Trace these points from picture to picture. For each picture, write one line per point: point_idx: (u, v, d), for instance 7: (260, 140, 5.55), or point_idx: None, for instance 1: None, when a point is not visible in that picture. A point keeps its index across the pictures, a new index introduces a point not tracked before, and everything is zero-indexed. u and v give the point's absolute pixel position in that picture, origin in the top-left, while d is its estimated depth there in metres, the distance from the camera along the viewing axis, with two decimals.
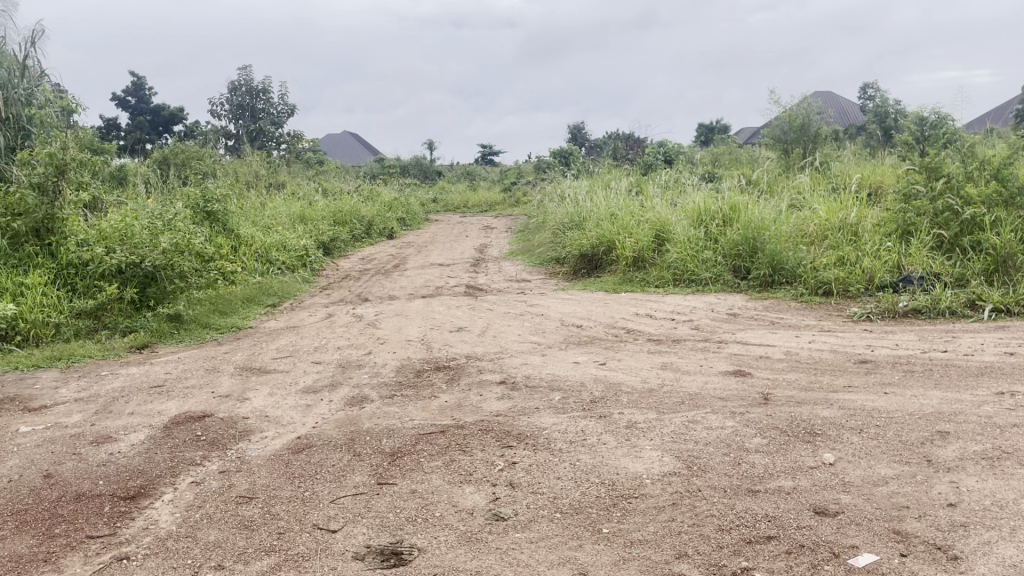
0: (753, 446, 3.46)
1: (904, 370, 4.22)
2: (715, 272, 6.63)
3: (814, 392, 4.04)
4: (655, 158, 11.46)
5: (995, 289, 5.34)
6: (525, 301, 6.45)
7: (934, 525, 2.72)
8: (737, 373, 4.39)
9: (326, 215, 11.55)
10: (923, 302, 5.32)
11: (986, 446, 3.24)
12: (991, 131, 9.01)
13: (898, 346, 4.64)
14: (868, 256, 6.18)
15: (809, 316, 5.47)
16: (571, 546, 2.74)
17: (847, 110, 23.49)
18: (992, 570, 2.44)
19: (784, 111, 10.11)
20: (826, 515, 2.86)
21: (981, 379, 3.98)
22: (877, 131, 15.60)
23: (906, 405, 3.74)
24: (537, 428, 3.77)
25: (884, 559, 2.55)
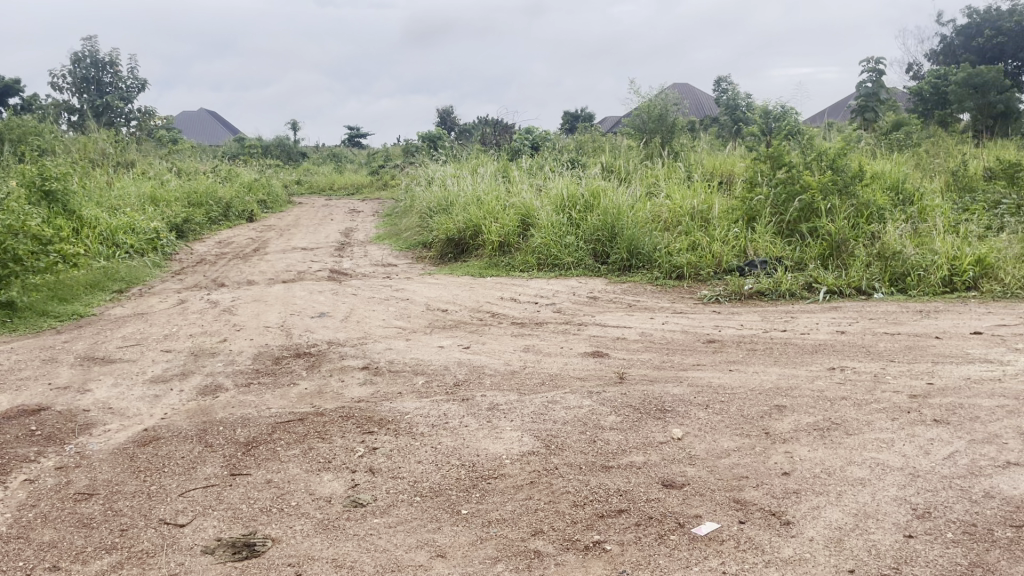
0: (607, 423, 3.58)
1: (748, 349, 4.48)
2: (577, 257, 6.79)
3: (666, 370, 4.23)
4: (523, 144, 11.58)
5: (830, 272, 5.73)
6: (390, 286, 6.39)
7: (770, 493, 2.91)
8: (595, 354, 4.52)
9: (181, 197, 11.00)
10: (766, 284, 5.64)
11: (817, 418, 3.49)
12: (831, 126, 9.63)
13: (743, 326, 4.91)
14: (718, 240, 6.48)
15: (664, 299, 5.70)
16: (429, 529, 2.75)
17: (702, 102, 24.61)
18: (821, 532, 2.63)
19: (643, 101, 10.45)
20: (673, 487, 3.00)
21: (816, 355, 4.28)
22: (729, 122, 16.44)
23: (749, 381, 3.98)
24: (399, 413, 3.75)
25: (724, 526, 2.70)
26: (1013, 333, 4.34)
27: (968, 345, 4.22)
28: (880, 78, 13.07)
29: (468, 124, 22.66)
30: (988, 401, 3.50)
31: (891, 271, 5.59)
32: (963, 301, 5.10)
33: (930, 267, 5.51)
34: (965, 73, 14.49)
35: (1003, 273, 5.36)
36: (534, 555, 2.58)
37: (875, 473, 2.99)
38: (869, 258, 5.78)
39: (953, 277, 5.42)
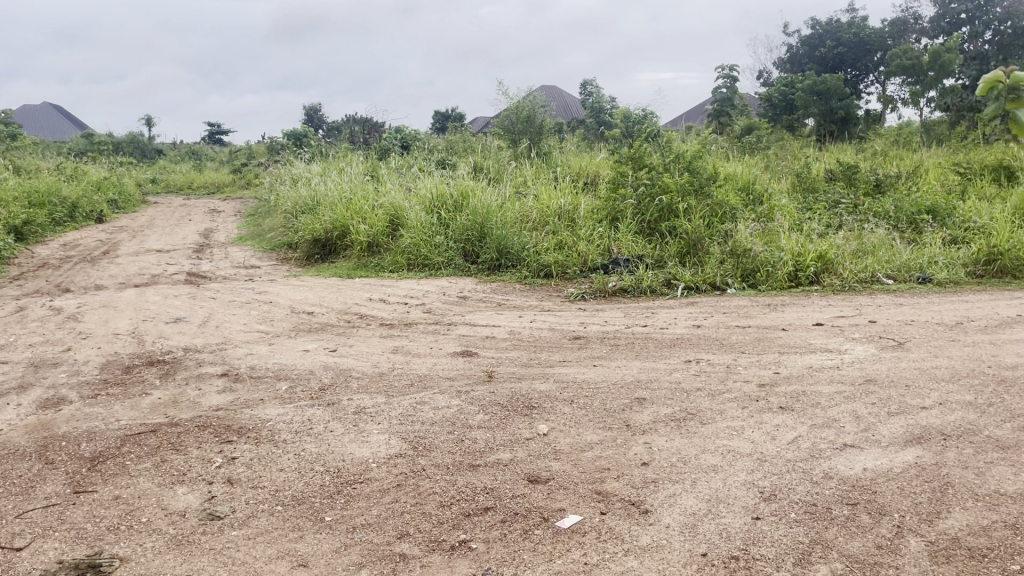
0: (475, 422, 3.59)
1: (611, 344, 4.61)
2: (447, 257, 6.79)
3: (533, 367, 4.30)
4: (392, 143, 11.46)
5: (687, 269, 5.98)
6: (253, 289, 6.17)
7: (630, 483, 3.01)
8: (464, 354, 4.53)
9: (18, 196, 10.20)
10: (628, 282, 5.83)
11: (674, 409, 3.63)
12: (689, 130, 10.05)
13: (607, 323, 5.05)
14: (584, 240, 6.64)
15: (532, 297, 5.78)
16: (291, 539, 2.68)
17: (569, 105, 25.17)
18: (676, 519, 2.74)
19: (512, 102, 10.56)
20: (538, 482, 3.05)
21: (674, 349, 4.46)
22: (594, 124, 16.88)
23: (611, 375, 4.10)
24: (260, 421, 3.63)
25: (586, 518, 2.77)
26: (850, 324, 4.68)
27: (811, 336, 4.51)
28: (734, 84, 13.77)
29: (336, 122, 22.21)
30: (828, 387, 3.75)
31: (743, 267, 5.90)
32: (807, 295, 5.44)
33: (777, 263, 5.85)
34: (810, 81, 15.48)
35: (841, 268, 5.77)
36: (399, 558, 2.55)
37: (727, 460, 3.14)
38: (723, 255, 6.07)
39: (797, 272, 5.78)
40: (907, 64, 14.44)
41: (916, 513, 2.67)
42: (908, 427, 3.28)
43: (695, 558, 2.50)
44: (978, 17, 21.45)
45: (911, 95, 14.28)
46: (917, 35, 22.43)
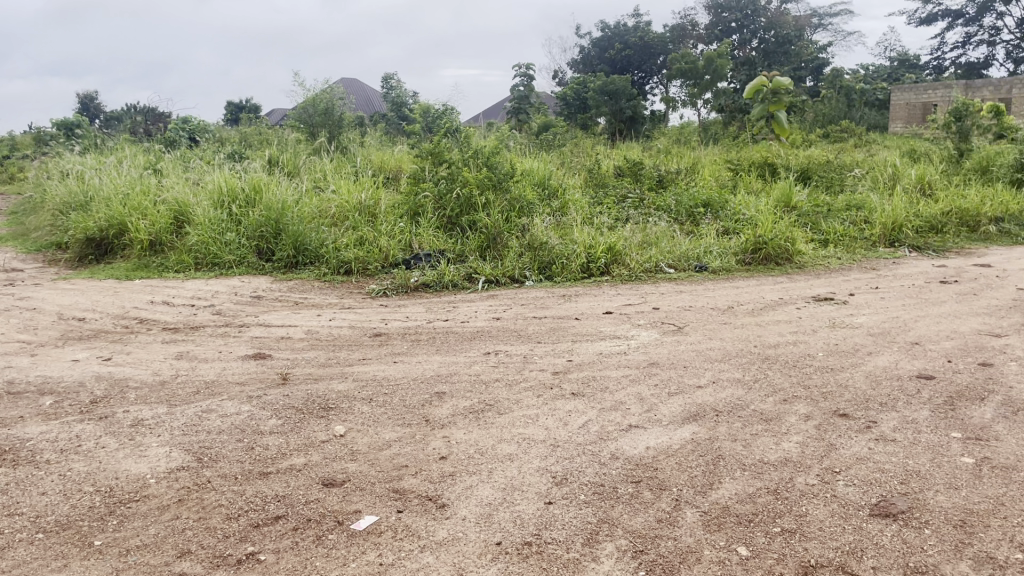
0: (267, 428, 3.43)
1: (411, 340, 4.58)
2: (239, 255, 6.45)
3: (330, 367, 4.17)
4: (178, 135, 10.73)
5: (487, 263, 6.06)
6: (12, 294, 5.54)
7: (427, 479, 2.99)
8: (256, 357, 4.32)
9: None
10: (429, 276, 5.81)
11: (473, 401, 3.66)
12: (489, 126, 10.22)
13: (408, 318, 5.02)
14: (384, 235, 6.56)
15: (331, 295, 5.62)
16: (53, 569, 2.42)
17: (371, 99, 24.90)
18: (472, 510, 2.76)
19: (308, 94, 10.22)
20: (334, 485, 2.96)
21: (474, 342, 4.51)
22: (395, 118, 16.76)
23: (411, 371, 4.06)
24: (19, 441, 3.25)
25: (382, 518, 2.72)
26: (637, 311, 4.95)
27: (602, 324, 4.72)
28: (530, 82, 14.17)
29: (116, 112, 20.54)
30: (616, 372, 3.94)
31: (540, 259, 6.06)
32: (599, 285, 5.69)
33: (571, 255, 6.07)
34: (600, 82, 16.24)
35: (629, 259, 6.08)
36: None
37: (522, 448, 3.21)
38: (520, 248, 6.20)
39: (590, 264, 6.03)
40: (686, 69, 15.50)
41: (692, 486, 2.86)
42: (686, 406, 3.50)
43: (490, 548, 2.53)
44: (746, 25, 23.47)
45: (691, 96, 15.37)
46: (695, 40, 24.18)
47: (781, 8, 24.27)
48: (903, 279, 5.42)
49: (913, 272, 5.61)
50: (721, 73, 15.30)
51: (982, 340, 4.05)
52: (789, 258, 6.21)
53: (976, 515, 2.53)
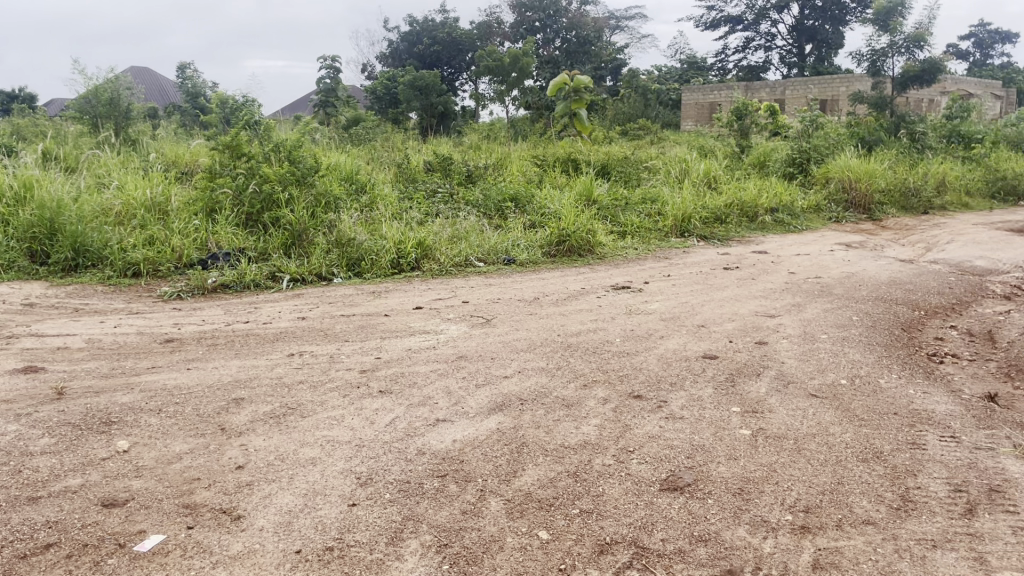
0: (37, 449, 3.10)
1: (208, 344, 4.32)
2: (7, 259, 5.81)
3: (114, 378, 3.84)
4: None
5: (291, 261, 5.84)
6: None
7: (222, 490, 2.82)
8: (27, 371, 3.90)
9: None
10: (229, 277, 5.52)
11: (274, 406, 3.50)
12: (294, 119, 9.87)
13: (204, 322, 4.73)
14: (177, 234, 6.14)
15: (118, 300, 5.19)
16: None
17: (164, 88, 23.44)
18: (270, 519, 2.63)
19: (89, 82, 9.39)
20: (115, 505, 2.72)
21: (276, 343, 4.32)
22: (191, 108, 15.83)
23: (206, 378, 3.83)
24: None
25: (170, 536, 2.53)
26: (445, 305, 4.95)
27: (410, 319, 4.68)
28: (337, 76, 13.85)
29: None
30: (424, 367, 3.91)
31: (347, 256, 5.92)
32: (408, 280, 5.65)
33: (380, 251, 5.98)
34: (409, 76, 16.17)
35: (438, 254, 6.08)
36: None
37: (325, 450, 3.10)
38: (328, 245, 6.03)
39: (399, 259, 5.97)
40: (493, 65, 15.69)
41: (496, 475, 2.88)
42: (492, 396, 3.53)
43: (289, 557, 2.42)
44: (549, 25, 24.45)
45: (499, 93, 15.66)
46: (501, 38, 24.67)
47: (580, 9, 25.31)
48: (692, 266, 5.80)
49: (701, 260, 6.02)
50: (526, 71, 15.74)
51: (759, 320, 4.40)
52: (592, 249, 6.47)
53: (752, 483, 2.73)
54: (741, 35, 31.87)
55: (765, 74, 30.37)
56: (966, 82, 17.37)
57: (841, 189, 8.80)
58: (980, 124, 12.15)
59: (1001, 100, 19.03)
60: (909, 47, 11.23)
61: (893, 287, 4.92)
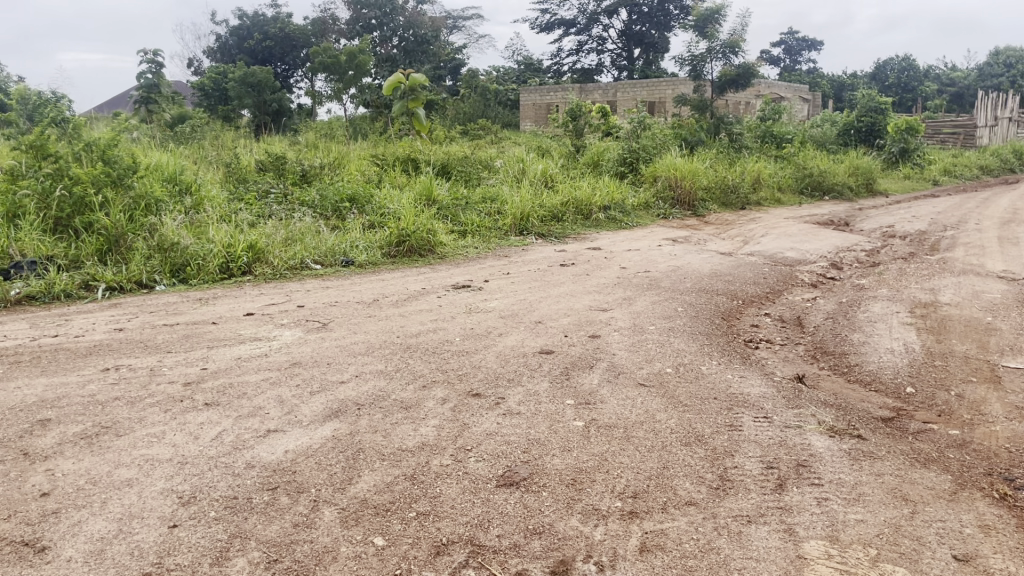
0: None
1: (10, 362, 3.93)
2: None
3: None
4: None
5: (108, 269, 5.44)
6: None
7: (24, 521, 2.57)
8: None
9: None
10: (35, 288, 5.06)
11: (86, 426, 3.24)
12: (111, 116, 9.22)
13: (5, 337, 4.31)
14: None
15: None
16: None
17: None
18: (80, 549, 2.42)
19: None
20: None
21: (90, 358, 4.00)
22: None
23: (7, 400, 3.48)
24: None
25: None
26: (279, 310, 4.77)
27: (241, 326, 4.47)
28: (160, 70, 13.08)
29: None
30: (254, 376, 3.74)
31: (172, 262, 5.59)
32: (239, 286, 5.41)
33: (208, 256, 5.69)
34: (240, 72, 15.52)
35: (271, 257, 5.86)
36: None
37: (144, 470, 2.89)
38: (149, 250, 5.66)
39: (229, 264, 5.70)
40: (328, 62, 15.34)
41: (330, 483, 2.79)
42: (327, 403, 3.43)
43: None
44: (385, 24, 24.05)
45: (336, 91, 15.33)
46: (336, 34, 24.15)
47: (417, 8, 25.26)
48: (531, 263, 5.90)
49: (538, 257, 6.14)
50: (363, 68, 15.52)
51: (593, 315, 4.54)
52: (432, 248, 6.46)
53: (585, 473, 2.80)
54: (575, 38, 32.88)
55: (598, 77, 31.50)
56: (776, 86, 18.73)
57: (668, 186, 9.20)
58: (790, 125, 13.14)
59: (807, 102, 20.70)
60: (726, 52, 12.00)
61: (715, 278, 5.22)
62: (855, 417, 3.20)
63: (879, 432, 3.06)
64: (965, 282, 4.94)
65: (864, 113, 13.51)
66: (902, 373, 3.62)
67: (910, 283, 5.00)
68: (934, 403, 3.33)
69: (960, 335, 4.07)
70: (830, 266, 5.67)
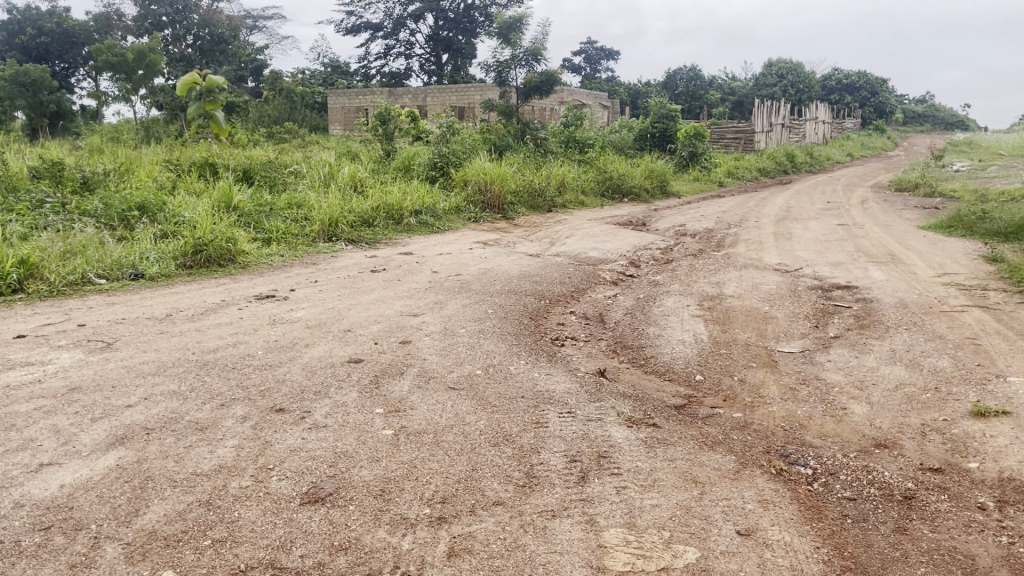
0: None
1: None
2: None
3: None
4: None
5: None
6: None
7: None
8: None
9: None
10: None
11: None
12: None
13: None
14: None
15: None
16: None
17: None
18: None
19: None
20: None
21: None
22: None
23: None
24: None
25: None
26: (56, 331, 4.34)
27: (10, 351, 4.02)
28: None
29: None
30: (26, 406, 3.36)
31: None
32: (8, 305, 4.87)
33: None
34: (10, 70, 14.05)
35: (48, 272, 5.33)
36: None
37: None
38: None
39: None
40: (114, 61, 14.10)
41: (114, 517, 2.54)
42: (111, 430, 3.15)
43: None
44: (179, 21, 23.18)
45: (124, 92, 14.25)
46: (123, 31, 22.49)
47: (213, 6, 24.31)
48: (339, 270, 5.76)
49: (347, 264, 6.02)
50: (155, 69, 14.55)
51: (403, 320, 4.49)
52: (233, 257, 6.16)
53: (393, 482, 2.74)
54: (383, 42, 32.68)
55: (408, 81, 31.47)
56: (578, 92, 19.53)
57: (477, 190, 9.33)
58: (592, 131, 13.74)
59: (607, 109, 21.77)
60: (529, 60, 12.37)
61: (524, 279, 5.34)
62: (651, 406, 3.38)
63: (672, 420, 3.25)
64: (745, 276, 5.37)
65: (657, 119, 14.25)
66: (692, 362, 3.86)
67: (700, 278, 5.36)
68: (720, 389, 3.58)
69: (742, 324, 4.41)
70: (630, 264, 5.97)
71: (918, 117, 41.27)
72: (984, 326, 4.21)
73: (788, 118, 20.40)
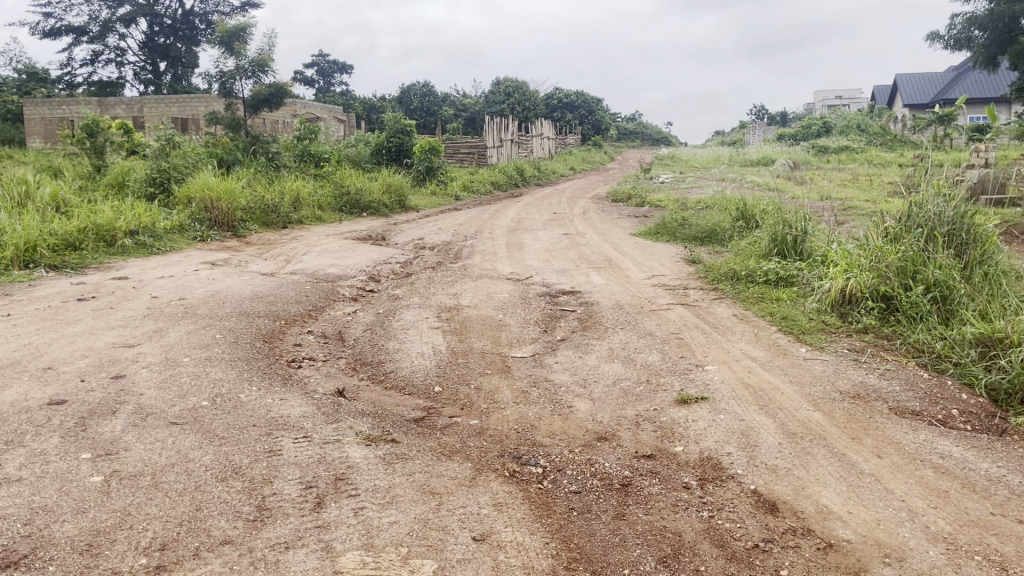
0: None
1: None
2: None
3: None
4: None
5: None
6: None
7: None
8: None
9: None
10: None
11: None
12: None
13: None
14: None
15: None
16: None
17: None
18: None
19: None
20: None
21: None
22: None
23: None
24: None
25: None
26: None
27: None
28: None
29: None
30: None
31: None
32: None
33: None
34: None
35: None
36: None
37: None
38: None
39: None
40: None
41: None
42: None
43: None
44: None
45: None
46: None
47: None
48: (38, 301, 5.13)
49: (49, 293, 5.37)
50: None
51: (116, 353, 4.09)
52: None
53: (102, 534, 2.46)
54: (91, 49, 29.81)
55: (122, 91, 28.87)
56: (311, 106, 19.13)
57: (202, 208, 8.78)
58: (327, 145, 13.49)
59: (343, 124, 21.56)
60: (255, 71, 11.96)
61: (256, 300, 5.10)
62: (389, 422, 3.35)
63: (411, 434, 3.25)
64: (480, 286, 5.55)
65: (392, 134, 14.31)
66: (430, 374, 3.90)
67: (437, 290, 5.45)
68: (457, 398, 3.65)
69: (478, 333, 4.54)
70: (369, 279, 5.93)
71: (630, 134, 45.42)
72: (686, 321, 4.69)
73: (516, 134, 21.47)
